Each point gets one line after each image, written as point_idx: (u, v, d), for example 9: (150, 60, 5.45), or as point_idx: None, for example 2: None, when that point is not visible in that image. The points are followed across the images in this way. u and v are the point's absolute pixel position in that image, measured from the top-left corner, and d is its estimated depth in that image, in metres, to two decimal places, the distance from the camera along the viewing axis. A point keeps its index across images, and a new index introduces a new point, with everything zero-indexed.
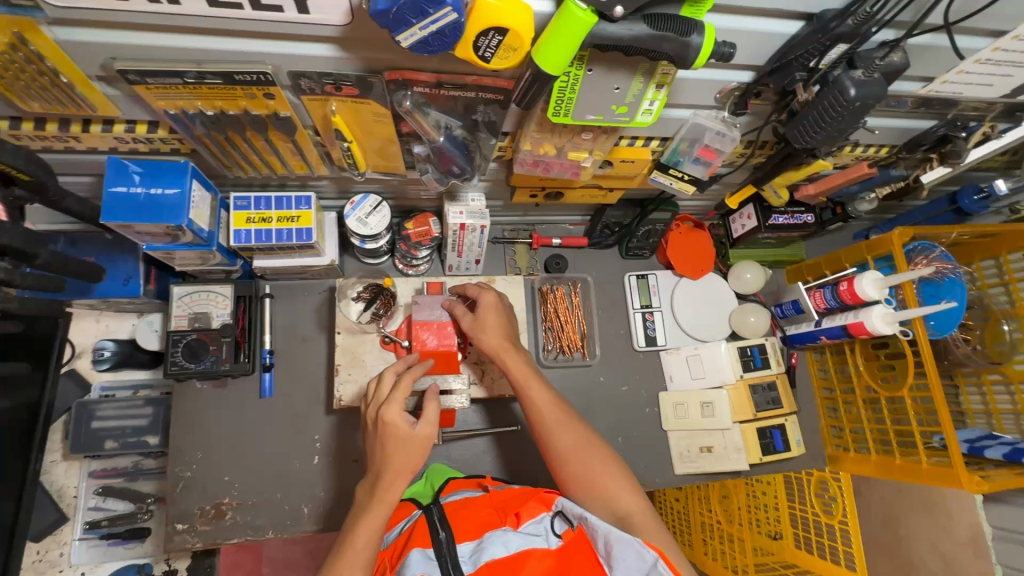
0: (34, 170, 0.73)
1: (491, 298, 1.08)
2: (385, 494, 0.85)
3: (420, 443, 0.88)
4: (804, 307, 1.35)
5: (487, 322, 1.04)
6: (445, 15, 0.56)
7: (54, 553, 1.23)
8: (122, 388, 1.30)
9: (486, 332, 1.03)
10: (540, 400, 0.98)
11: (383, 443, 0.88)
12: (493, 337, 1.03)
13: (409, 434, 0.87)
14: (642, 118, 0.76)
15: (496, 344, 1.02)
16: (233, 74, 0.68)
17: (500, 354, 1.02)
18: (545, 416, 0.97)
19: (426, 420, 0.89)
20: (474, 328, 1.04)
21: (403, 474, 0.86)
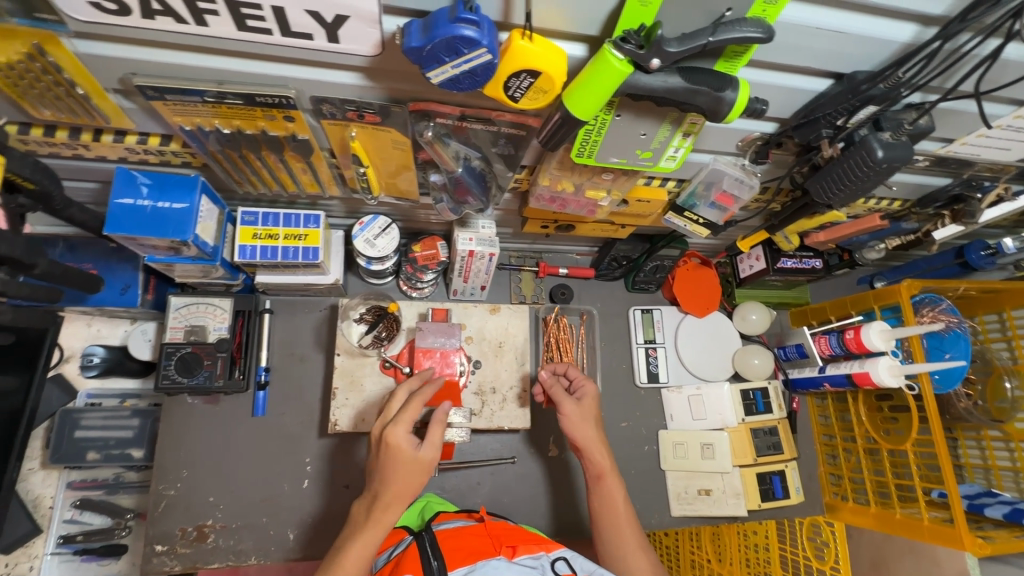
0: (39, 178, 0.71)
1: (593, 391, 1.02)
2: (377, 519, 0.82)
3: (416, 467, 0.84)
4: (808, 351, 1.34)
5: (589, 414, 0.99)
6: (480, 55, 0.55)
7: (24, 567, 1.18)
8: (109, 396, 1.26)
9: (573, 428, 0.98)
10: (607, 461, 0.96)
11: (382, 469, 0.83)
12: (594, 432, 0.98)
13: (410, 459, 0.83)
14: (665, 163, 0.75)
15: (593, 438, 0.97)
16: (255, 96, 0.67)
17: (593, 449, 0.97)
18: (603, 469, 0.96)
19: (427, 445, 0.85)
20: (570, 415, 0.99)
21: (397, 500, 0.83)
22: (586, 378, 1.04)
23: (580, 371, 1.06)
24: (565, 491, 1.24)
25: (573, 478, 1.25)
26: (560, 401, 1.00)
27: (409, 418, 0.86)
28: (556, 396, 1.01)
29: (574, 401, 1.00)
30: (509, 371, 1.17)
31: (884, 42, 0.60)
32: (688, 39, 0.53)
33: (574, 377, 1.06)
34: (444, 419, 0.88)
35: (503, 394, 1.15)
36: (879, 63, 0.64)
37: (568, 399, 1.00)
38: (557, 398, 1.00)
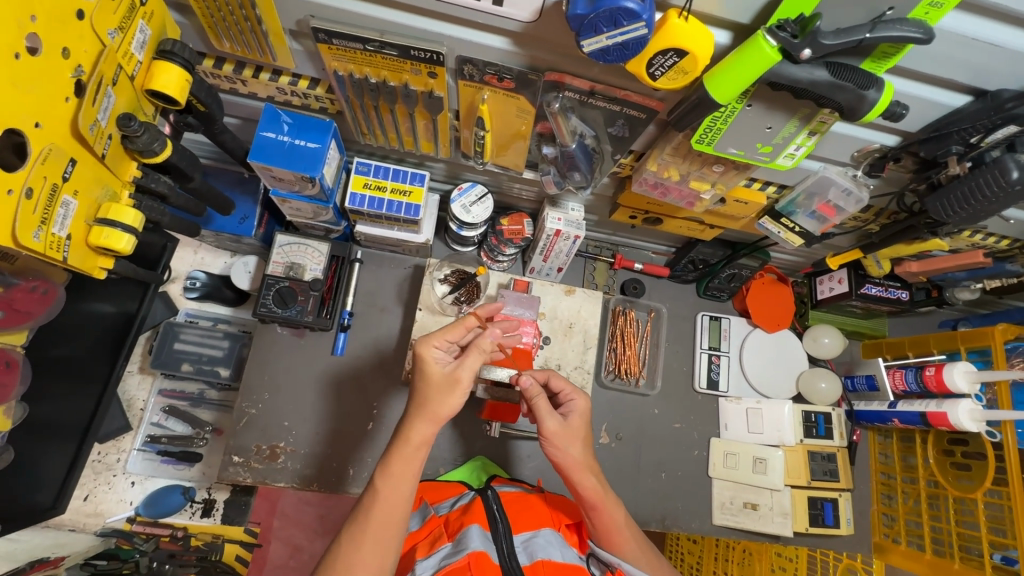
0: (210, 101, 0.79)
1: (582, 406, 0.92)
2: (411, 449, 0.80)
3: (450, 384, 0.81)
4: (880, 384, 1.30)
5: (576, 434, 0.89)
6: (637, 29, 0.58)
7: (112, 458, 1.30)
8: (204, 317, 1.37)
9: (558, 450, 0.87)
10: (598, 493, 0.86)
11: (421, 386, 0.82)
12: (579, 452, 0.88)
13: (439, 373, 0.82)
14: (782, 160, 0.76)
15: (581, 460, 0.87)
16: (411, 49, 0.73)
17: (579, 477, 0.86)
18: (596, 499, 0.86)
19: (459, 364, 0.82)
20: (556, 437, 0.87)
21: (429, 420, 0.80)
22: (574, 391, 0.93)
23: (567, 381, 0.94)
24: (610, 478, 1.26)
25: (619, 468, 1.27)
26: (542, 419, 0.87)
27: (446, 336, 0.84)
28: (536, 410, 0.88)
29: (558, 417, 0.89)
30: (576, 351, 1.20)
31: None
32: (844, 34, 0.55)
33: (561, 388, 0.94)
34: (480, 343, 0.83)
35: (567, 372, 1.18)
36: None
37: (551, 417, 0.88)
38: (537, 414, 0.87)
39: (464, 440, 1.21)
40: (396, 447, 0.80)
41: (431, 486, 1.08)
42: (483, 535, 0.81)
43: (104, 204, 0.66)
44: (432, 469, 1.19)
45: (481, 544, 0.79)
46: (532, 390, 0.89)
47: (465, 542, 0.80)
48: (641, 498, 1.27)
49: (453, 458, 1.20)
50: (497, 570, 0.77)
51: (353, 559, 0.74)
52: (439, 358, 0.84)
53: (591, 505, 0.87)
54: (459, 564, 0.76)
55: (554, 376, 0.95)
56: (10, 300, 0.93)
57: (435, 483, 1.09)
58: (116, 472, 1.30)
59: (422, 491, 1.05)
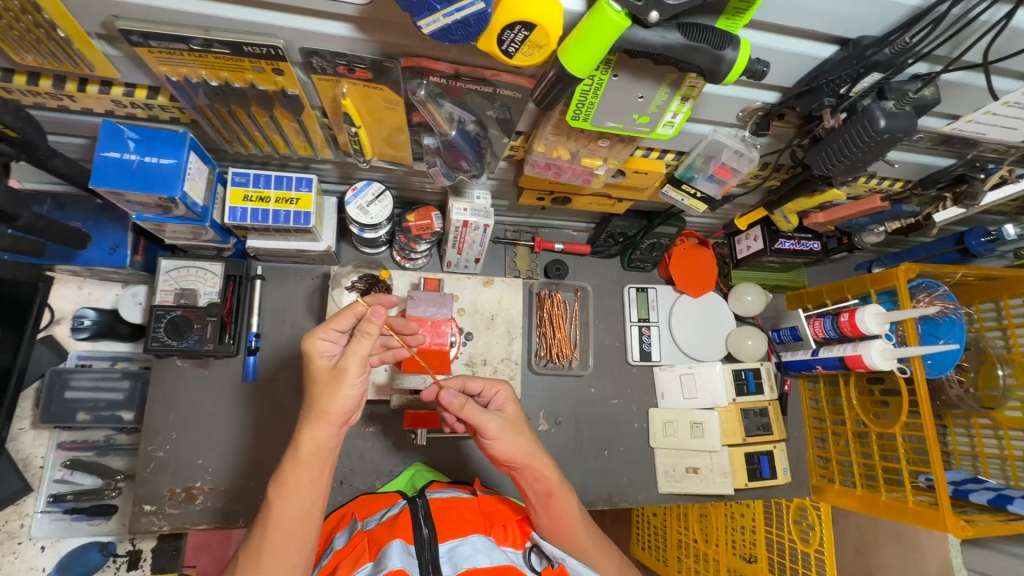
0: (21, 126, 0.69)
1: (507, 396, 0.93)
2: (305, 454, 0.75)
3: (335, 378, 0.76)
4: (802, 333, 1.33)
5: (517, 423, 0.91)
6: (472, 4, 0.53)
7: (15, 524, 1.19)
8: (99, 358, 1.25)
9: (506, 445, 0.88)
10: (554, 474, 0.89)
11: (310, 384, 0.79)
12: (525, 440, 0.89)
13: (325, 368, 0.78)
14: (662, 129, 0.73)
15: (529, 447, 0.89)
16: (243, 45, 0.65)
17: (532, 463, 0.88)
18: (552, 482, 0.88)
19: (344, 355, 0.77)
20: (501, 433, 0.87)
21: (319, 420, 0.75)
22: (497, 383, 0.93)
23: (484, 377, 0.94)
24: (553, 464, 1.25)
25: (561, 452, 1.26)
26: (483, 421, 0.86)
27: (332, 326, 0.80)
28: (473, 416, 0.86)
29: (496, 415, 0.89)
30: (501, 343, 1.16)
31: (893, 3, 0.59)
32: None
33: (484, 385, 0.94)
34: (361, 327, 0.76)
35: (493, 366, 1.15)
36: (886, 28, 0.63)
37: (490, 416, 0.87)
38: (478, 418, 0.86)
39: (398, 449, 1.17)
40: (288, 461, 0.76)
41: (367, 501, 1.04)
42: (404, 549, 0.78)
43: None
44: (367, 484, 1.14)
45: (401, 559, 0.75)
46: (455, 404, 0.85)
47: (384, 559, 0.76)
48: (586, 479, 1.26)
49: (389, 469, 1.16)
50: None
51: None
52: (327, 350, 0.81)
53: (547, 490, 0.88)
54: None
55: (472, 380, 0.93)
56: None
57: (374, 496, 1.05)
58: (21, 538, 1.19)
59: (357, 506, 1.02)
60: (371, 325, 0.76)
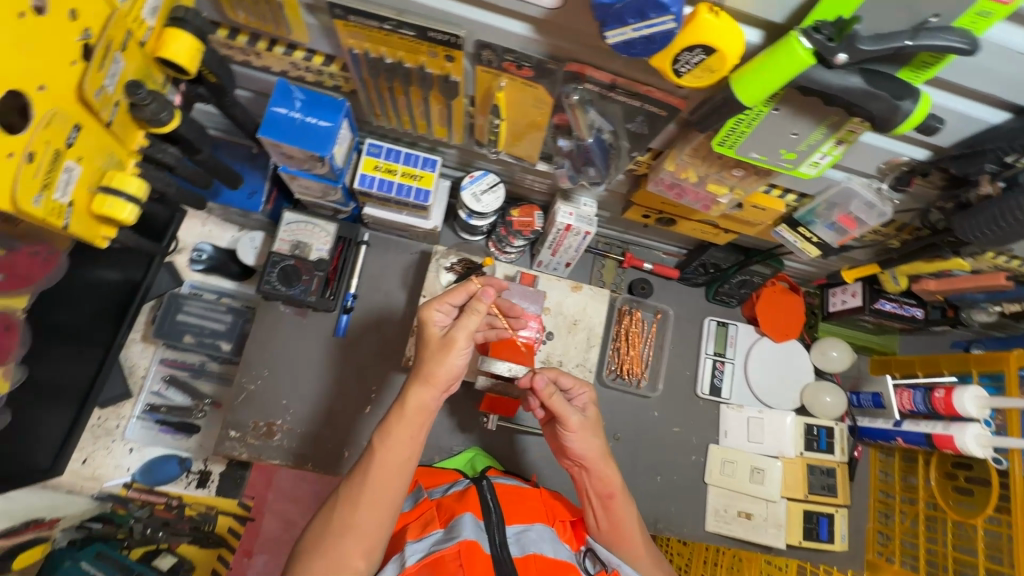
0: (221, 73, 0.78)
1: (591, 398, 0.97)
2: (409, 414, 0.81)
3: (443, 346, 0.82)
4: (886, 402, 1.27)
5: (594, 425, 0.94)
6: (664, 22, 0.56)
7: (111, 423, 1.31)
8: (209, 290, 1.37)
9: (580, 441, 0.91)
10: (617, 480, 0.90)
11: (419, 349, 0.85)
12: (598, 443, 0.92)
13: (436, 336, 0.84)
14: (805, 168, 0.74)
15: (600, 450, 0.91)
16: (428, 30, 0.71)
17: (599, 463, 0.90)
18: (614, 487, 0.89)
19: (454, 326, 0.83)
20: (579, 429, 0.91)
21: (426, 383, 0.81)
22: (583, 386, 0.95)
23: (575, 376, 0.96)
24: None
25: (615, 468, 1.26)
26: (566, 413, 0.89)
27: (447, 300, 0.88)
28: (558, 406, 0.89)
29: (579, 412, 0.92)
30: (579, 349, 1.18)
31: None
32: (882, 40, 0.53)
33: (572, 384, 0.95)
34: (475, 304, 0.83)
35: (568, 369, 1.17)
36: None
37: (573, 411, 0.90)
38: (563, 409, 0.89)
39: (460, 430, 1.22)
40: (394, 415, 0.81)
41: (426, 471, 1.08)
42: (475, 524, 0.81)
43: (108, 172, 0.65)
44: (427, 457, 1.19)
45: (473, 533, 0.79)
46: (546, 391, 0.89)
47: (457, 529, 0.80)
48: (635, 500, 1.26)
49: (449, 447, 1.20)
50: (487, 559, 0.77)
51: (350, 519, 0.75)
52: (441, 321, 0.88)
53: (606, 495, 0.90)
54: (448, 553, 0.76)
55: (564, 375, 0.94)
56: (12, 265, 0.82)
57: (432, 470, 1.08)
58: (114, 437, 1.30)
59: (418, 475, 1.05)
60: (480, 304, 0.84)
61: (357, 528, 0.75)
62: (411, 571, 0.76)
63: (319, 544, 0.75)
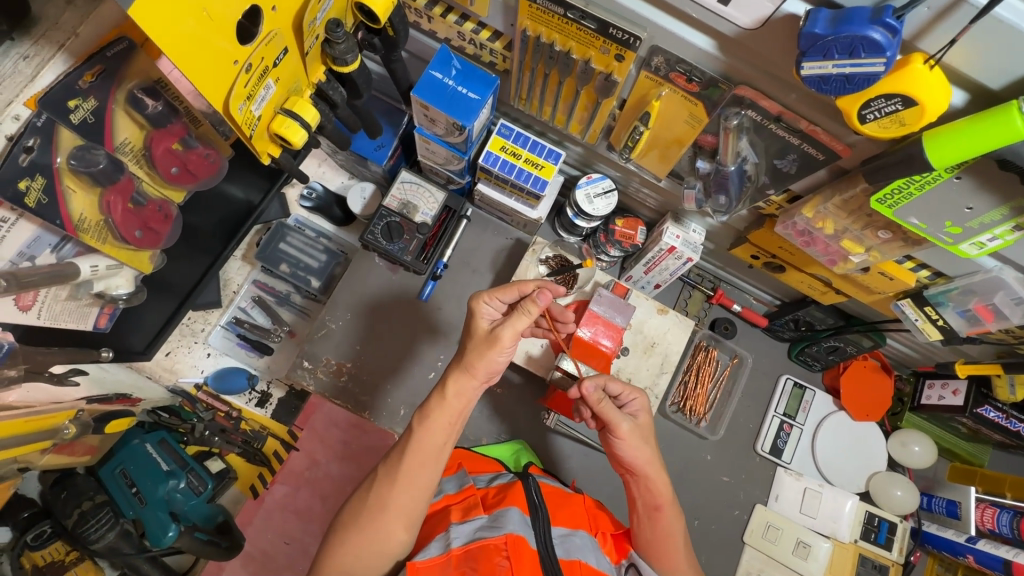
0: (400, 29, 0.82)
1: (644, 404, 0.94)
2: (449, 400, 0.81)
3: (488, 341, 0.82)
4: (962, 514, 1.18)
5: (646, 432, 0.90)
6: (872, 64, 0.54)
7: (198, 327, 1.41)
8: (310, 228, 1.44)
9: (629, 449, 0.88)
10: (667, 492, 0.88)
11: (464, 340, 0.86)
12: (650, 452, 0.89)
13: (483, 330, 0.85)
14: (966, 247, 0.69)
15: (651, 459, 0.88)
16: (610, 26, 0.71)
17: (653, 473, 0.88)
18: (661, 498, 0.87)
19: (501, 324, 0.83)
20: (630, 436, 0.88)
21: (466, 372, 0.82)
22: (635, 391, 0.93)
23: (625, 382, 0.93)
24: None
25: None
26: (617, 421, 0.87)
27: (498, 295, 0.88)
28: (609, 415, 0.87)
29: (628, 418, 0.89)
30: (651, 372, 1.16)
31: None
32: None
33: (622, 390, 0.93)
34: (524, 305, 0.82)
35: None
36: None
37: (623, 418, 0.88)
38: (612, 417, 0.87)
39: (513, 419, 1.22)
40: (435, 401, 0.82)
41: (468, 455, 1.07)
42: (522, 518, 0.81)
43: (292, 96, 0.70)
44: (475, 436, 1.20)
45: (520, 528, 0.79)
46: (595, 397, 0.87)
47: (504, 522, 0.80)
48: None
49: (497, 433, 1.21)
50: (533, 556, 0.77)
51: (387, 495, 0.78)
52: (489, 315, 0.88)
53: (654, 506, 0.87)
54: (494, 544, 0.77)
55: (614, 381, 0.92)
56: (184, 160, 0.88)
57: (475, 454, 1.07)
58: (198, 339, 1.40)
59: (461, 457, 1.04)
60: (533, 305, 0.82)
61: (389, 507, 0.77)
62: (456, 554, 0.77)
63: (355, 520, 0.78)
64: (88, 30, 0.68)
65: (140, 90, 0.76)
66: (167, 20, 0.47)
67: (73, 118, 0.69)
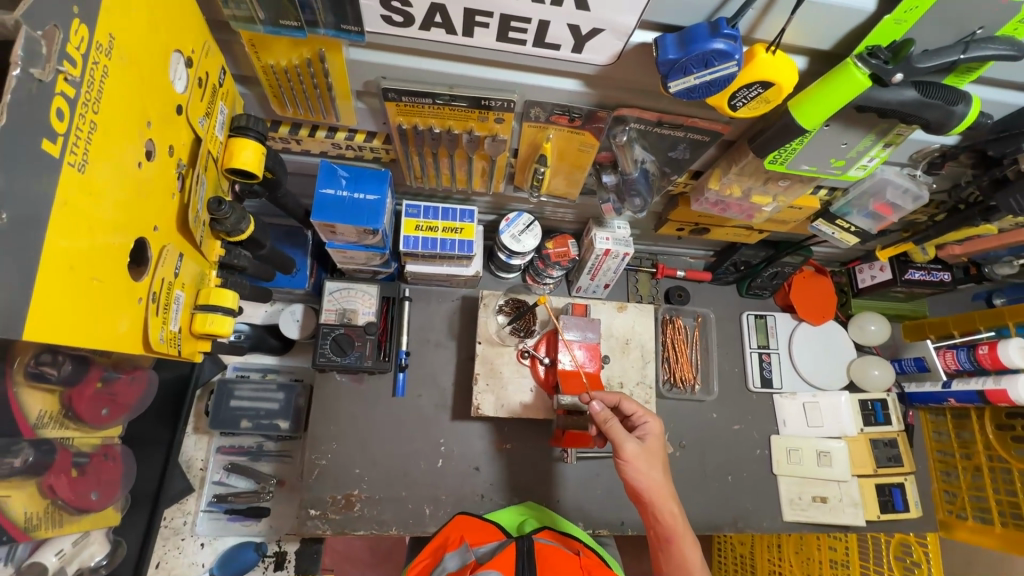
0: (277, 168, 0.79)
1: (656, 428, 0.99)
2: None
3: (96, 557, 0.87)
4: (930, 365, 1.32)
5: (655, 457, 0.95)
6: (727, 67, 0.59)
7: (178, 522, 1.28)
8: (252, 370, 1.35)
9: (636, 474, 0.94)
10: (678, 522, 0.94)
11: None
12: (660, 478, 0.94)
13: None
14: (854, 171, 0.78)
15: (658, 482, 0.94)
16: (481, 100, 0.73)
17: (660, 501, 0.94)
18: (675, 530, 0.94)
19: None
20: (636, 459, 0.94)
21: None
22: (647, 414, 1.00)
23: (639, 404, 1.01)
24: (682, 486, 1.27)
25: (688, 475, 1.28)
26: (622, 442, 0.93)
27: None
28: (615, 434, 0.94)
29: (636, 441, 0.95)
30: (636, 367, 1.20)
31: None
32: (936, 55, 0.57)
33: (633, 410, 1.00)
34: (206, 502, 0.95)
35: (630, 389, 1.19)
36: None
37: (629, 440, 0.94)
38: (618, 438, 0.94)
39: (533, 466, 1.22)
40: None
41: (473, 522, 1.06)
42: None
43: (203, 289, 0.65)
44: (506, 499, 1.19)
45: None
46: (602, 415, 0.95)
47: None
48: (711, 503, 1.27)
49: (524, 486, 1.20)
50: None
51: None
52: None
53: (668, 533, 0.94)
54: None
55: (626, 401, 1.00)
56: (112, 396, 0.75)
57: (480, 522, 1.06)
58: (184, 535, 1.28)
59: (462, 531, 1.04)
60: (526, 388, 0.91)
61: None
62: None
63: None
64: None
65: (39, 358, 0.62)
66: (67, 301, 0.41)
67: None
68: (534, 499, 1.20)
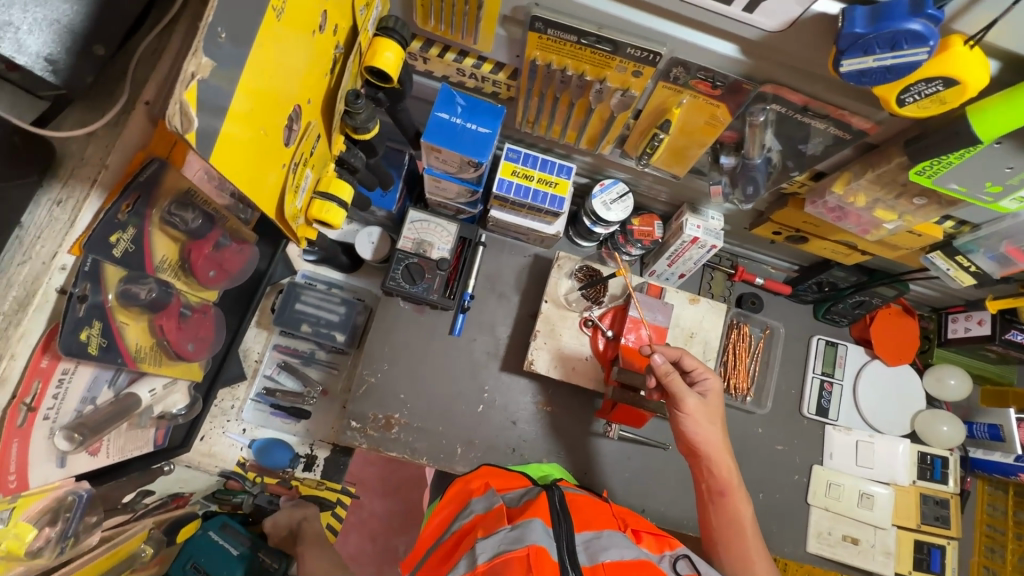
0: (405, 79, 0.79)
1: (716, 385, 0.97)
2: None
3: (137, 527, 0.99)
4: (1005, 435, 1.24)
5: (714, 413, 0.95)
6: (915, 53, 0.54)
7: (227, 404, 1.36)
8: (319, 280, 1.40)
9: (694, 427, 0.93)
10: (733, 477, 0.93)
11: None
12: (718, 435, 0.94)
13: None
14: (1006, 202, 0.72)
15: (718, 437, 0.94)
16: (627, 47, 0.70)
17: (716, 456, 0.94)
18: (729, 483, 0.93)
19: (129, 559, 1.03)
20: (696, 413, 0.93)
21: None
22: (706, 369, 0.97)
23: (699, 360, 0.98)
24: None
25: None
26: (684, 395, 0.92)
27: None
28: (677, 387, 0.92)
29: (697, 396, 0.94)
30: None
31: None
32: None
33: (694, 366, 0.98)
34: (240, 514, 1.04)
35: None
36: None
37: (690, 394, 0.93)
38: (680, 391, 0.92)
39: (569, 434, 1.22)
40: None
41: (497, 473, 1.02)
42: (545, 530, 0.77)
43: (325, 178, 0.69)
44: (536, 458, 1.20)
45: (542, 539, 0.75)
46: (664, 368, 0.94)
47: (527, 533, 0.75)
48: None
49: (556, 450, 1.21)
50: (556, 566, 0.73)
51: None
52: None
53: (721, 488, 0.93)
54: (517, 556, 0.71)
55: (688, 357, 0.98)
56: (219, 261, 0.84)
57: (503, 470, 1.03)
58: (230, 417, 1.36)
59: (488, 475, 1.00)
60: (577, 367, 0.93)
61: None
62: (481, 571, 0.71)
63: None
64: (115, 159, 0.58)
65: (173, 206, 0.72)
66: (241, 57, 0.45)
67: (115, 253, 0.64)
68: (564, 464, 1.20)
